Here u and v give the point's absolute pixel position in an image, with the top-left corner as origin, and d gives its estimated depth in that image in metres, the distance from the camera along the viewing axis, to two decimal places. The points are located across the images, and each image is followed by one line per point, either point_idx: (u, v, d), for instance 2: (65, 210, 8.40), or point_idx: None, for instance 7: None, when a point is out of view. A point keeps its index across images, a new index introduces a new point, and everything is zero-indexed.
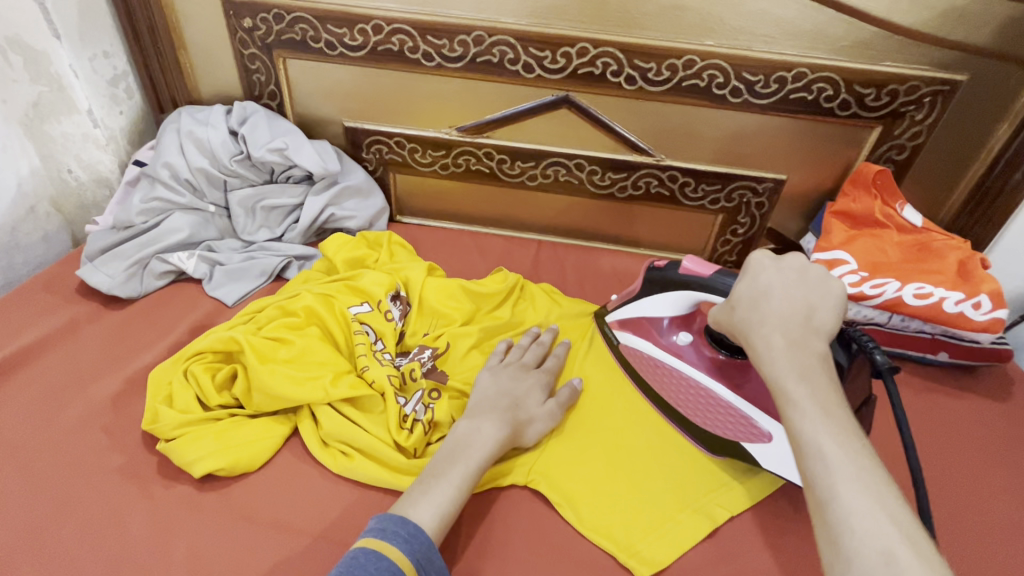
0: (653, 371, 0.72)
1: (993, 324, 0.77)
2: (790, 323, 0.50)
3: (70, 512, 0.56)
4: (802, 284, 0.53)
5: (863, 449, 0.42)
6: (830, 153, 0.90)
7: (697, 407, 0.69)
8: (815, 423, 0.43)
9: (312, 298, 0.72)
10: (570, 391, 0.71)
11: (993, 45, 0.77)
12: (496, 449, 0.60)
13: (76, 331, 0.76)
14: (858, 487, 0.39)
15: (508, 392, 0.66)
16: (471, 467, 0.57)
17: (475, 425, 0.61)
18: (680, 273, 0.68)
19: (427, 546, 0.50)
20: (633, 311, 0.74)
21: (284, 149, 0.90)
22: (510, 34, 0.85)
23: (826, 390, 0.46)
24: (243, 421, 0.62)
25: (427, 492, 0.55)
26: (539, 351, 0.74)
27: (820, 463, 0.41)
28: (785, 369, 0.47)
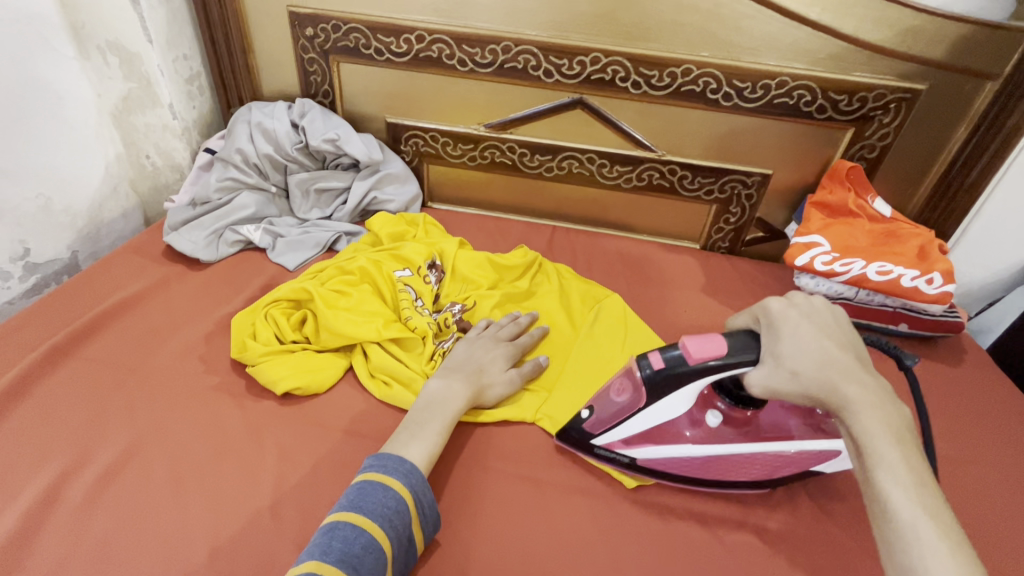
0: (687, 465, 0.67)
1: (943, 297, 0.90)
2: (863, 376, 0.53)
3: (181, 416, 0.70)
4: (842, 331, 0.57)
5: (949, 515, 0.46)
6: (810, 151, 1.03)
7: (733, 467, 0.67)
8: (905, 487, 0.47)
9: (365, 260, 0.87)
10: (534, 365, 0.81)
11: (948, 59, 0.90)
12: (464, 405, 0.70)
13: (166, 286, 0.91)
14: (949, 558, 0.44)
15: (476, 360, 0.76)
16: (449, 417, 0.68)
17: (445, 384, 0.71)
18: (692, 364, 0.60)
19: (423, 480, 0.60)
20: (642, 424, 0.66)
21: (336, 140, 1.05)
22: (534, 44, 1.00)
23: (911, 449, 0.50)
24: (313, 353, 0.77)
25: (415, 438, 0.64)
26: (513, 329, 0.84)
27: (914, 536, 0.45)
28: (874, 430, 0.50)
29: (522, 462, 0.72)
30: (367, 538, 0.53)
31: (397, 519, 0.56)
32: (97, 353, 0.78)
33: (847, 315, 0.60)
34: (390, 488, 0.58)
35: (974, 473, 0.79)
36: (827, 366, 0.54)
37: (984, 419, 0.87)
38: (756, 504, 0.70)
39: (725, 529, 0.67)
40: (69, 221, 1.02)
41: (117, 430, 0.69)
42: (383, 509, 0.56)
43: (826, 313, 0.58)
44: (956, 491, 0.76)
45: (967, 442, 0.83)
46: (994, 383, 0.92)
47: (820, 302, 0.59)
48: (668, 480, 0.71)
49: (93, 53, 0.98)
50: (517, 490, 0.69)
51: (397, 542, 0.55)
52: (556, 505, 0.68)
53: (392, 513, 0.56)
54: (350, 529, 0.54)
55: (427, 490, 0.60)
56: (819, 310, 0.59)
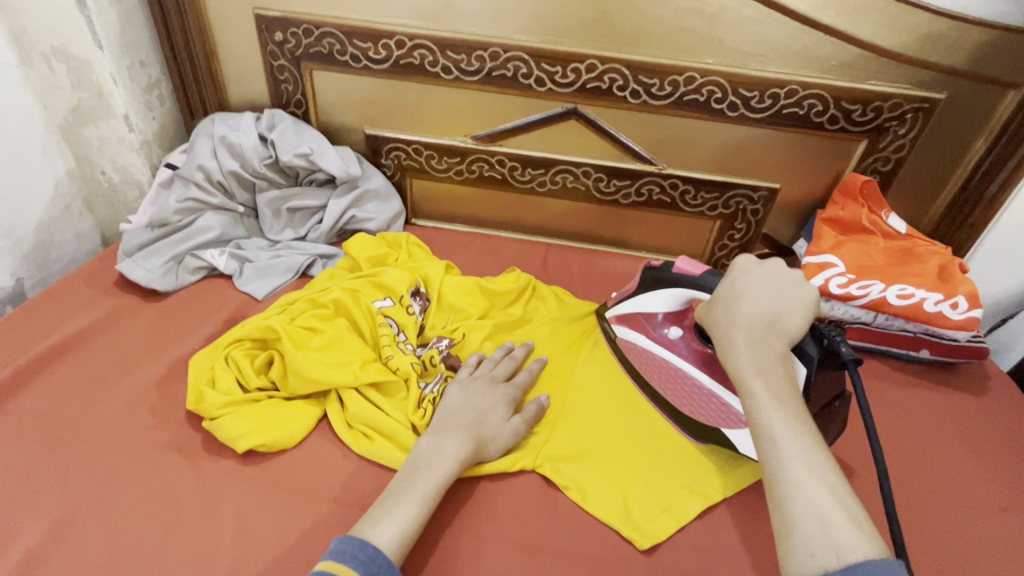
0: (644, 362, 0.76)
1: (969, 323, 0.83)
2: (756, 322, 0.57)
3: (125, 481, 0.61)
4: (775, 290, 0.59)
5: (813, 432, 0.49)
6: (820, 164, 0.96)
7: (675, 388, 0.73)
8: (765, 406, 0.51)
9: (340, 292, 0.78)
10: (537, 407, 0.72)
11: (969, 67, 0.84)
12: (456, 467, 0.61)
13: (117, 321, 0.82)
14: (796, 458, 0.47)
15: (472, 407, 0.67)
16: (433, 484, 0.58)
17: (437, 443, 0.62)
18: (673, 272, 0.72)
19: (389, 567, 0.50)
20: (630, 307, 0.78)
21: (310, 154, 0.96)
22: (524, 50, 0.92)
23: (780, 381, 0.53)
24: (280, 402, 0.68)
25: (388, 513, 0.54)
26: (509, 364, 0.75)
27: (772, 444, 0.48)
28: (744, 362, 0.55)
29: (517, 524, 0.64)
30: None
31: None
32: (31, 406, 0.68)
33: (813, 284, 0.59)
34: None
35: (1012, 518, 0.72)
36: (728, 312, 0.59)
37: (1016, 454, 0.80)
38: (782, 567, 0.62)
39: None
40: (11, 247, 0.93)
41: (48, 501, 0.59)
42: None
43: (769, 275, 0.60)
44: (994, 540, 0.69)
45: (1000, 482, 0.76)
46: (1023, 414, 0.86)
47: (783, 267, 0.61)
48: (684, 541, 0.64)
49: (37, 61, 0.88)
50: (513, 558, 0.60)
51: None
52: (558, 575, 0.60)
53: None
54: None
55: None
56: (777, 274, 0.60)
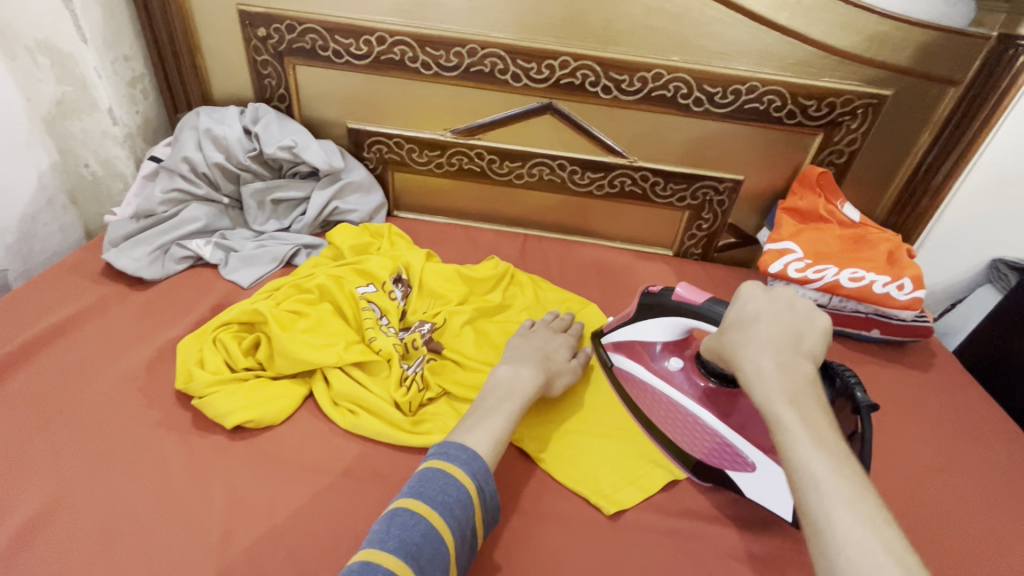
0: (643, 395, 0.76)
1: (914, 303, 0.90)
2: (779, 349, 0.58)
3: (118, 458, 0.64)
4: (791, 315, 0.61)
5: (854, 473, 0.49)
6: (780, 157, 1.02)
7: (675, 423, 0.73)
8: (803, 442, 0.50)
9: (324, 278, 0.81)
10: (586, 356, 0.80)
11: (913, 65, 0.90)
12: (533, 392, 0.69)
13: (105, 308, 0.84)
14: (847, 507, 0.46)
15: (538, 347, 0.76)
16: (518, 403, 0.66)
17: (515, 371, 0.70)
18: (674, 300, 0.71)
19: (485, 470, 0.59)
20: (630, 336, 0.77)
21: (293, 147, 0.99)
22: (501, 47, 0.96)
23: (814, 414, 0.53)
24: (266, 381, 0.71)
25: (481, 423, 0.63)
26: (563, 321, 0.84)
27: (815, 490, 0.47)
28: (775, 393, 0.54)
29: (494, 493, 0.68)
30: (425, 527, 0.52)
31: (459, 510, 0.54)
32: (23, 389, 0.70)
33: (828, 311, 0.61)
34: (452, 476, 0.56)
35: (949, 481, 0.79)
36: (752, 341, 0.59)
37: (956, 424, 0.87)
38: (738, 526, 0.68)
39: (706, 554, 0.64)
40: None
41: (43, 476, 0.62)
42: (445, 496, 0.55)
43: (786, 301, 0.62)
44: (932, 501, 0.76)
45: (940, 450, 0.83)
46: (963, 389, 0.93)
47: (795, 294, 0.63)
48: (648, 505, 0.69)
49: (20, 54, 0.93)
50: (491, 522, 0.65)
51: (457, 532, 0.54)
52: (533, 536, 0.64)
53: (452, 502, 0.54)
54: (410, 515, 0.53)
55: (489, 480, 0.58)
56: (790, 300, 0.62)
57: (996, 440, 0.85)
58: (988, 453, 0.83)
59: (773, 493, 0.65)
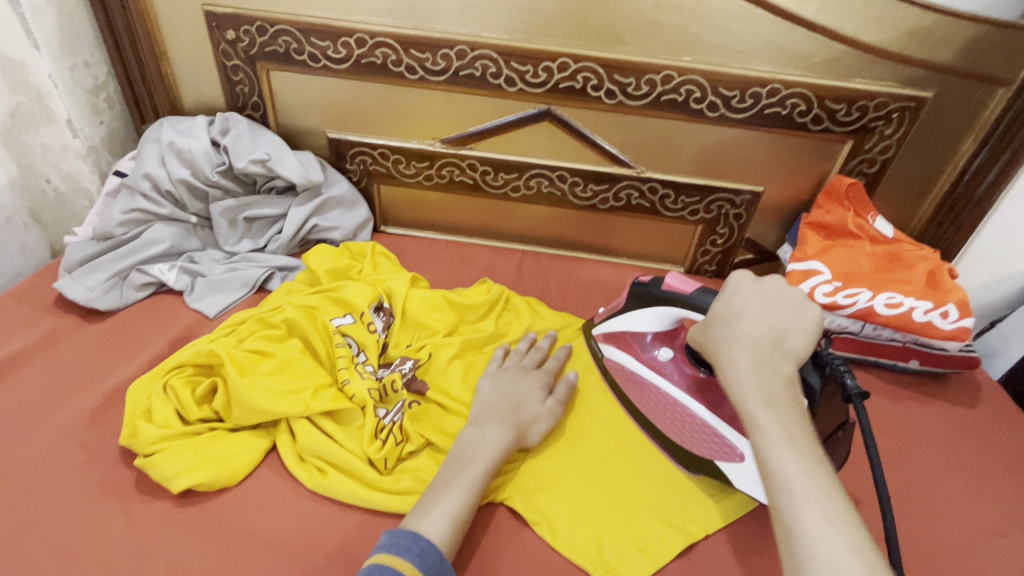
0: (632, 387, 0.71)
1: (959, 333, 0.80)
2: (759, 345, 0.53)
3: (46, 531, 0.56)
4: (776, 309, 0.55)
5: (825, 473, 0.46)
6: (804, 166, 0.92)
7: (665, 415, 0.68)
8: (777, 446, 0.47)
9: (293, 311, 0.72)
10: (568, 387, 0.71)
11: (957, 64, 0.80)
12: (501, 455, 0.61)
13: (53, 344, 0.75)
14: (815, 511, 0.43)
15: (508, 396, 0.67)
16: (480, 473, 0.58)
17: (479, 432, 0.62)
18: (663, 290, 0.66)
19: (441, 561, 0.51)
20: (619, 326, 0.72)
21: (266, 161, 0.90)
22: (492, 48, 0.87)
23: (790, 414, 0.49)
24: (223, 435, 0.62)
25: (438, 500, 0.55)
26: (538, 354, 0.74)
27: (786, 494, 0.45)
28: (751, 392, 0.51)
29: (481, 565, 0.59)
30: None
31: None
32: None
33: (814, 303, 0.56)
34: (400, 574, 0.48)
35: (1007, 542, 0.69)
36: (731, 336, 0.55)
37: (1010, 471, 0.77)
38: None
39: None
40: None
41: None
42: None
43: (773, 293, 0.56)
44: (987, 567, 0.66)
45: (992, 503, 0.73)
46: (1015, 428, 0.82)
47: (782, 284, 0.57)
48: None
49: None
50: None
51: None
52: None
53: None
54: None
55: (446, 572, 0.51)
56: (778, 291, 0.57)
57: None
58: None
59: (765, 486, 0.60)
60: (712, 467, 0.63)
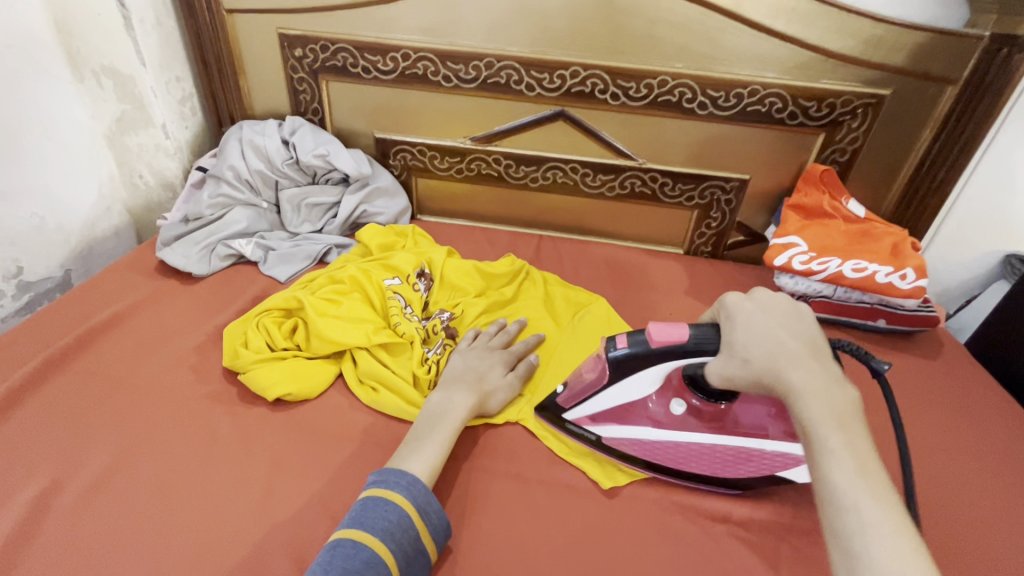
0: (647, 449, 0.70)
1: (916, 292, 0.93)
2: (807, 366, 0.53)
3: (174, 424, 0.72)
4: (799, 324, 0.57)
5: (898, 503, 0.45)
6: (785, 157, 1.07)
7: (694, 458, 0.70)
8: (851, 478, 0.46)
9: (355, 270, 0.89)
10: (528, 366, 0.82)
11: (909, 66, 0.94)
12: (466, 414, 0.71)
13: (158, 300, 0.93)
14: (892, 545, 0.43)
15: (473, 368, 0.77)
16: (449, 429, 0.68)
17: (446, 397, 0.72)
18: (657, 346, 0.63)
19: (426, 492, 0.60)
20: (605, 403, 0.70)
21: (326, 155, 1.08)
22: (515, 60, 1.04)
23: (855, 436, 0.49)
24: (303, 360, 0.78)
25: (415, 450, 0.65)
26: (504, 337, 0.85)
27: (862, 529, 0.44)
28: (820, 418, 0.50)
29: (509, 461, 0.74)
30: (366, 554, 0.53)
31: (396, 534, 0.56)
32: (92, 365, 0.79)
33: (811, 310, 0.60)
34: (392, 503, 0.58)
35: (954, 462, 0.81)
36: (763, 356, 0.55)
37: (964, 411, 0.88)
38: (741, 496, 0.71)
39: (710, 521, 0.68)
40: (62, 241, 1.04)
41: (111, 437, 0.70)
42: (385, 524, 0.56)
43: (787, 308, 0.59)
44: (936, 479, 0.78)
45: (941, 430, 0.85)
46: (971, 377, 0.94)
47: (789, 299, 0.60)
48: (654, 475, 0.73)
49: (88, 77, 1.01)
50: (506, 486, 0.70)
51: (399, 555, 0.55)
52: (544, 502, 0.69)
53: (393, 527, 0.56)
54: (352, 545, 0.54)
55: (431, 501, 0.60)
56: (788, 306, 0.59)
57: (1004, 426, 0.86)
58: (995, 438, 0.84)
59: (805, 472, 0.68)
60: (769, 478, 0.69)
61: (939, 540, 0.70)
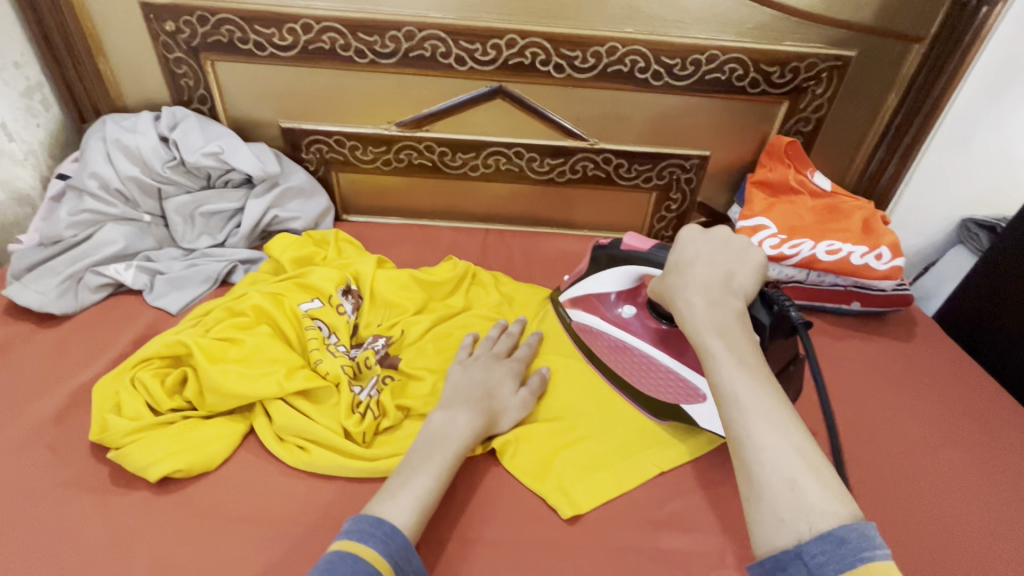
0: (600, 343, 0.75)
1: (893, 272, 0.87)
2: (711, 285, 0.53)
3: (21, 531, 0.55)
4: (726, 253, 0.56)
5: (776, 389, 0.46)
6: (747, 129, 0.97)
7: (631, 369, 0.73)
8: (731, 368, 0.47)
9: (260, 297, 0.72)
10: (541, 378, 0.72)
11: (875, 23, 0.86)
12: (471, 440, 0.60)
13: (8, 352, 0.73)
14: (765, 422, 0.43)
15: (480, 382, 0.67)
16: (450, 457, 0.58)
17: (450, 416, 0.61)
18: (623, 250, 0.68)
19: (405, 547, 0.48)
20: (583, 289, 0.76)
21: (220, 153, 0.89)
22: (440, 28, 0.88)
23: (738, 337, 0.50)
24: (198, 422, 0.63)
25: (406, 485, 0.54)
26: (508, 341, 0.74)
27: (738, 410, 0.44)
28: (705, 325, 0.51)
29: (465, 520, 0.61)
30: None
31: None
32: None
33: (759, 249, 0.57)
34: (362, 559, 0.45)
35: (945, 455, 0.75)
36: (687, 281, 0.54)
37: (946, 394, 0.84)
38: (730, 530, 0.62)
39: (703, 569, 0.59)
40: None
41: None
42: None
43: (723, 241, 0.57)
44: (931, 478, 0.72)
45: (929, 420, 0.79)
46: (946, 355, 0.90)
47: (730, 236, 0.58)
48: (633, 516, 0.63)
49: None
50: (463, 555, 0.58)
51: None
52: (509, 568, 0.58)
53: None
54: None
55: (410, 556, 0.48)
56: (727, 242, 0.58)
57: (987, 407, 0.82)
58: (981, 423, 0.80)
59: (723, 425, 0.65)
60: (681, 414, 0.68)
61: (943, 553, 0.64)
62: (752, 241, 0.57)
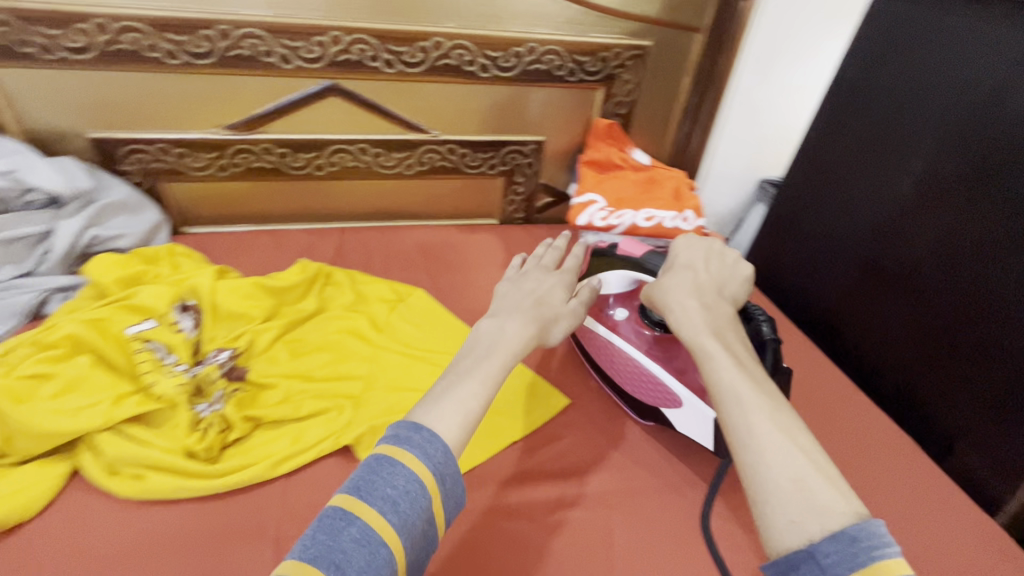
0: (596, 346, 0.78)
1: (696, 231, 1.03)
2: (702, 290, 0.60)
3: None
4: (719, 262, 0.65)
5: (773, 392, 0.49)
6: (573, 114, 1.07)
7: (622, 371, 0.75)
8: (730, 368, 0.50)
9: (75, 325, 0.66)
10: (590, 291, 0.69)
11: (662, 16, 0.99)
12: (524, 345, 0.56)
13: None
14: (768, 420, 0.46)
15: (530, 292, 0.64)
16: (503, 359, 0.53)
17: (499, 322, 0.57)
18: (621, 255, 0.78)
19: (447, 454, 0.45)
20: None
21: (13, 172, 0.81)
22: (256, 26, 0.85)
23: (730, 341, 0.55)
24: (8, 470, 0.58)
25: (453, 390, 0.49)
26: (554, 253, 0.74)
27: (737, 403, 0.47)
28: (699, 325, 0.55)
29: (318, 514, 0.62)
30: (358, 531, 0.39)
31: (404, 504, 0.41)
32: None
33: (748, 264, 0.66)
34: (400, 464, 0.43)
35: None
36: (679, 279, 0.62)
37: None
38: (571, 474, 0.70)
39: (548, 512, 0.66)
40: None
41: None
42: (393, 492, 0.41)
43: (716, 250, 0.66)
44: None
45: None
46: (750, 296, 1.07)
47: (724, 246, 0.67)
48: (484, 477, 0.68)
49: None
50: None
51: (404, 535, 0.41)
52: None
53: (404, 500, 0.41)
54: (342, 517, 0.40)
55: (451, 464, 0.45)
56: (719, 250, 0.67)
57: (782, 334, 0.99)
58: None
59: (696, 427, 0.69)
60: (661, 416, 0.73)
61: None
62: (741, 257, 0.67)
